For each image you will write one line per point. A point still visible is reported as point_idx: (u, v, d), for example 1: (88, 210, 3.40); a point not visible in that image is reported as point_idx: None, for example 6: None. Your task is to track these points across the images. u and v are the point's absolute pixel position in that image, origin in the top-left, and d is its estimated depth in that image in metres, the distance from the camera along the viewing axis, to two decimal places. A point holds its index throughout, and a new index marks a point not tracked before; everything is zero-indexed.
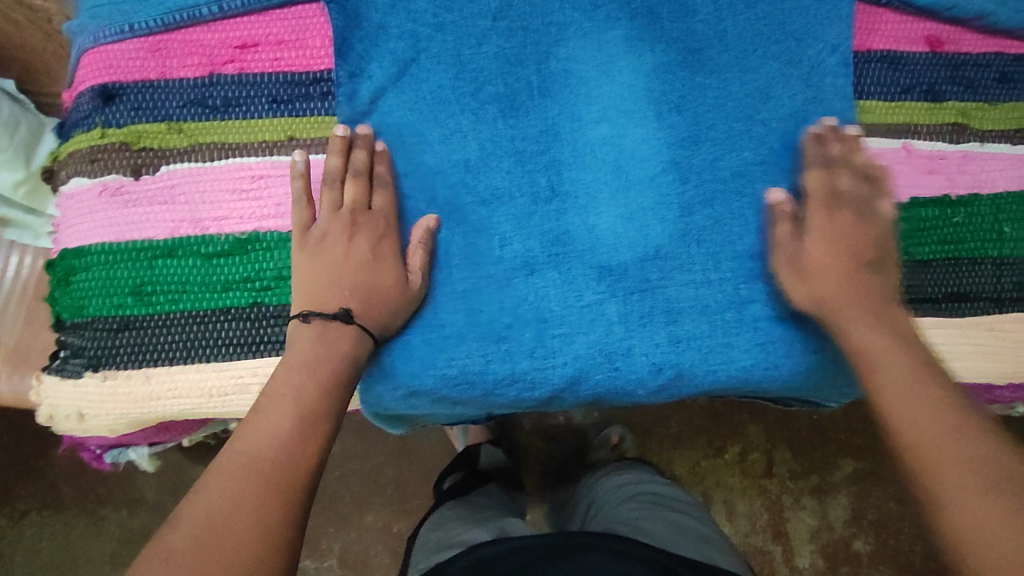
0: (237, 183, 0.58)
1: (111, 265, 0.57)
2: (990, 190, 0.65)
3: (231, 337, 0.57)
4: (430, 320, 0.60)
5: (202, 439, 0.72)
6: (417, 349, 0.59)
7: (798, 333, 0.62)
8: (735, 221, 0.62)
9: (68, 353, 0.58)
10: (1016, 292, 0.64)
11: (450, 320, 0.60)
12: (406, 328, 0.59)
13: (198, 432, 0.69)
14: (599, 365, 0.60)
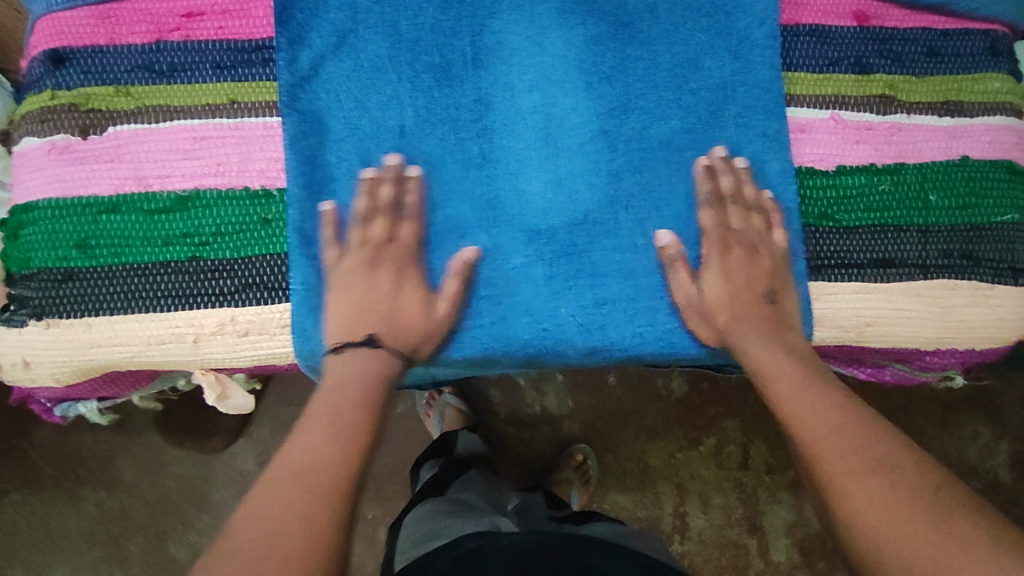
0: (180, 143, 0.60)
1: (56, 219, 0.59)
2: (916, 159, 0.66)
3: (170, 289, 0.59)
4: None
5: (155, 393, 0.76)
6: None
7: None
8: (664, 188, 0.64)
9: (15, 304, 0.60)
10: (941, 259, 0.66)
11: None
12: None
13: (147, 389, 0.71)
14: (526, 325, 0.62)
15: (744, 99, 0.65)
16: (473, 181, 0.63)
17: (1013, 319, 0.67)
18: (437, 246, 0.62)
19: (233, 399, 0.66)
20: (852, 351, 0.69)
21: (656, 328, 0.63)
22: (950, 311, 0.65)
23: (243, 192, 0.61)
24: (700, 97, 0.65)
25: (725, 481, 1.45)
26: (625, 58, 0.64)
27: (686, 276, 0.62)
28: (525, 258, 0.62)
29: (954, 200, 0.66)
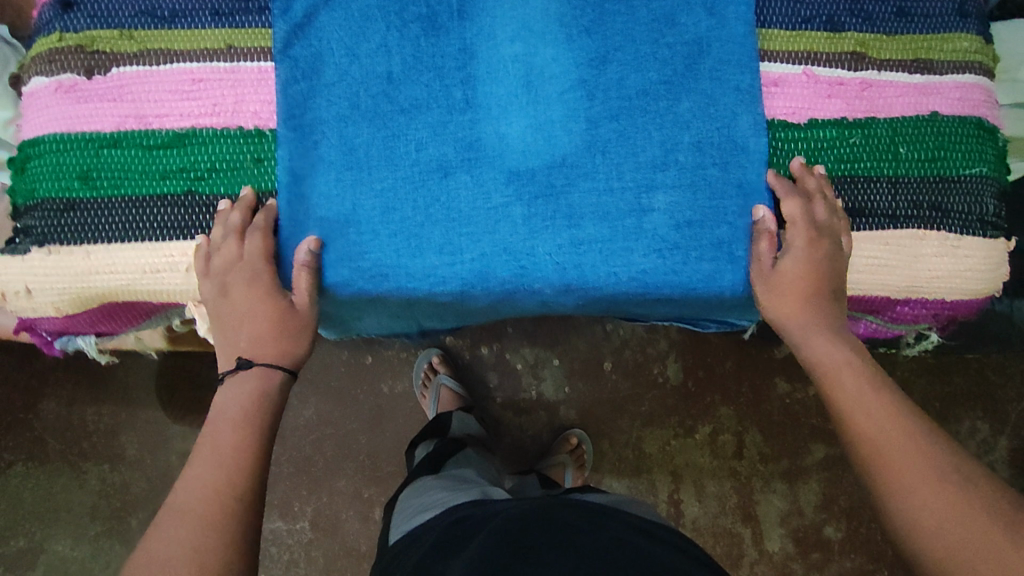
0: (179, 85, 0.64)
1: (61, 152, 0.63)
2: (887, 114, 0.68)
3: (166, 220, 0.63)
4: (349, 217, 0.64)
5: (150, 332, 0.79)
6: (336, 244, 0.64)
7: (694, 243, 0.66)
8: (640, 136, 0.66)
9: (20, 232, 0.64)
10: (911, 210, 0.67)
11: (366, 214, 0.64)
12: (328, 223, 0.64)
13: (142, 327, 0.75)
14: (505, 262, 0.65)
15: (720, 53, 0.68)
16: (456, 125, 0.66)
17: (981, 267, 0.69)
18: (419, 185, 0.65)
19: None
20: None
21: (630, 268, 0.65)
22: (919, 261, 0.68)
23: (237, 131, 0.64)
24: (675, 50, 0.67)
25: (720, 470, 1.53)
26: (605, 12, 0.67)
27: (658, 218, 0.65)
28: (504, 200, 0.65)
29: (924, 152, 0.68)
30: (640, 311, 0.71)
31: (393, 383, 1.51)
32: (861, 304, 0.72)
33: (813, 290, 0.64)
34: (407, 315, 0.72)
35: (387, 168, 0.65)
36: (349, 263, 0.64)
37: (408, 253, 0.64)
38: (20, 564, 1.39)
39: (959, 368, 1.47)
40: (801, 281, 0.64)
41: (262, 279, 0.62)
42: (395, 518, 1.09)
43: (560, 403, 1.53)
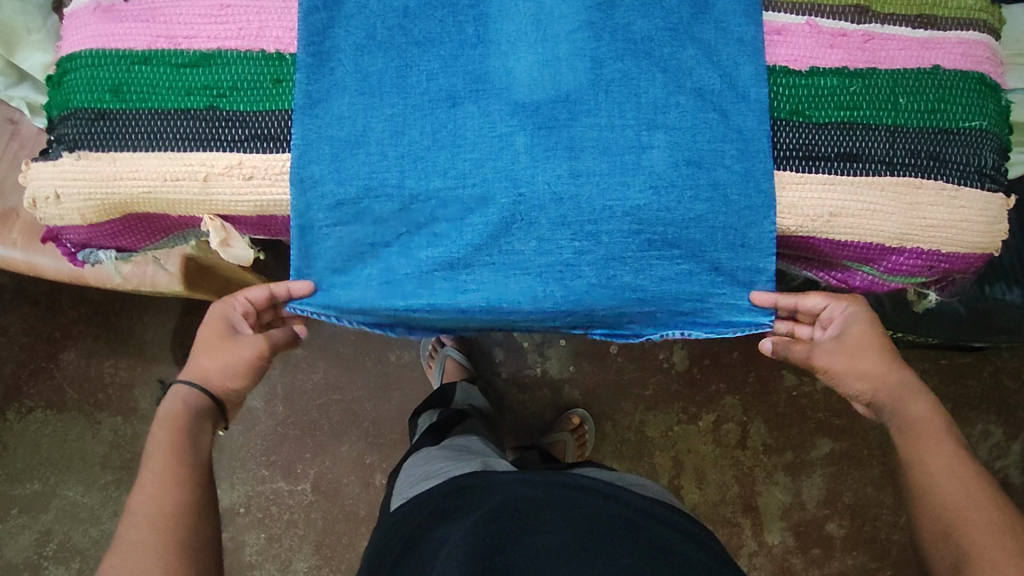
0: (207, 9, 0.67)
1: (95, 66, 0.67)
2: (888, 66, 0.70)
3: (188, 133, 0.66)
4: (360, 139, 0.68)
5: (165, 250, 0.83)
6: (346, 162, 0.67)
7: (691, 183, 0.68)
8: (643, 77, 0.68)
9: (54, 140, 0.68)
10: (908, 159, 0.69)
11: (376, 137, 0.67)
12: (339, 144, 0.67)
13: (159, 241, 0.79)
14: (505, 188, 0.67)
15: (725, 4, 0.70)
16: (466, 58, 0.69)
17: (976, 220, 0.69)
18: (428, 113, 0.68)
19: (234, 250, 0.74)
20: (820, 243, 0.74)
21: (625, 202, 0.68)
22: (914, 208, 0.69)
23: (260, 54, 0.68)
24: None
25: (722, 458, 1.52)
26: None
27: (657, 157, 0.68)
28: (508, 132, 0.68)
29: (923, 104, 0.69)
30: (632, 267, 0.70)
31: (401, 352, 1.53)
32: (855, 252, 0.74)
33: (877, 358, 0.72)
34: (398, 270, 0.71)
35: (398, 95, 0.68)
36: (356, 181, 0.68)
37: (413, 174, 0.67)
38: (32, 508, 1.43)
39: (972, 370, 1.45)
40: (860, 363, 0.72)
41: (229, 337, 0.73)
42: (397, 486, 1.08)
43: (564, 383, 1.54)
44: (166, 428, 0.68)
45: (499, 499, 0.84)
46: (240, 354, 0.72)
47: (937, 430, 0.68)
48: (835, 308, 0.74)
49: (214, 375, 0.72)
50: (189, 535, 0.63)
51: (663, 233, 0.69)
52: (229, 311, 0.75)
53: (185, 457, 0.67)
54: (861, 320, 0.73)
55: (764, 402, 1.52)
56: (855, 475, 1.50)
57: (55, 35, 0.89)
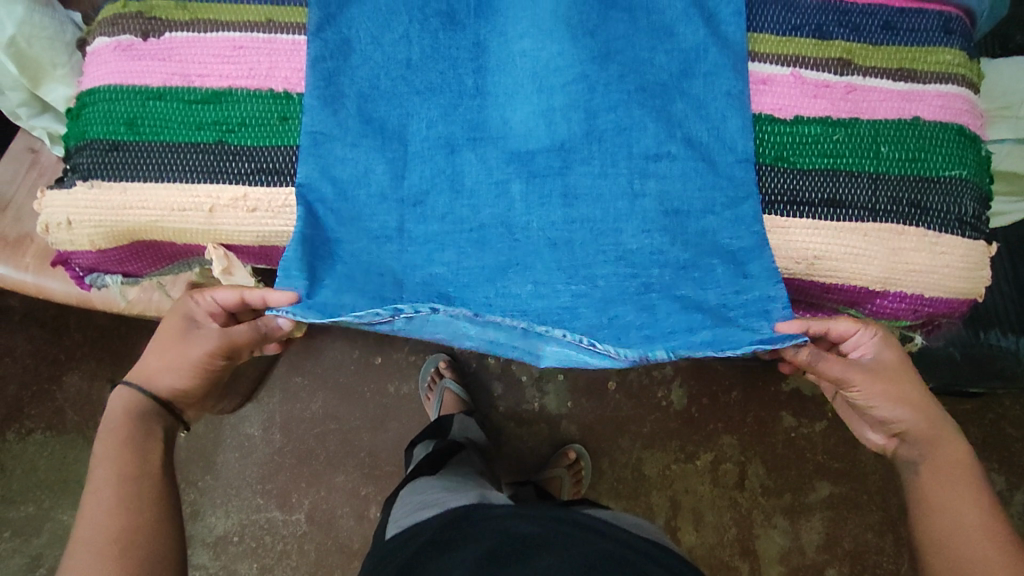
0: (221, 50, 0.71)
1: (112, 101, 0.71)
2: (870, 116, 0.73)
3: (196, 165, 0.69)
4: (362, 181, 0.71)
5: (171, 275, 0.86)
6: (348, 205, 0.71)
7: (680, 228, 0.70)
8: (637, 128, 0.71)
9: (70, 168, 0.71)
10: (890, 205, 0.71)
11: (378, 181, 0.71)
12: (342, 187, 0.70)
13: (165, 268, 0.82)
14: (501, 233, 0.71)
15: (714, 56, 0.72)
16: (466, 106, 0.72)
17: (960, 266, 0.71)
18: (428, 159, 0.71)
19: (237, 277, 0.77)
20: (808, 285, 0.76)
21: (618, 247, 0.70)
22: (896, 253, 0.71)
23: (269, 93, 0.71)
24: (675, 50, 0.73)
25: (720, 499, 1.50)
26: (607, 10, 0.73)
27: (645, 202, 0.70)
28: (505, 177, 0.71)
29: (905, 153, 0.71)
30: (631, 309, 0.71)
31: (400, 384, 1.54)
32: (843, 294, 0.75)
33: (912, 388, 0.72)
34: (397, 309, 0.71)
35: (399, 142, 0.71)
36: (359, 224, 0.71)
37: (412, 218, 0.71)
38: (24, 531, 1.43)
39: (974, 417, 1.44)
40: (900, 397, 0.72)
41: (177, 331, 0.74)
42: (391, 514, 1.08)
43: (561, 418, 1.54)
44: (105, 429, 0.70)
45: (495, 539, 0.83)
46: (193, 354, 0.74)
47: (964, 472, 0.68)
48: (871, 345, 0.72)
49: (162, 373, 0.74)
50: (142, 540, 0.64)
51: (656, 276, 0.71)
52: (192, 309, 0.75)
53: (120, 457, 0.68)
54: (890, 345, 0.72)
55: (764, 443, 1.51)
56: (855, 521, 1.47)
57: (77, 70, 0.94)
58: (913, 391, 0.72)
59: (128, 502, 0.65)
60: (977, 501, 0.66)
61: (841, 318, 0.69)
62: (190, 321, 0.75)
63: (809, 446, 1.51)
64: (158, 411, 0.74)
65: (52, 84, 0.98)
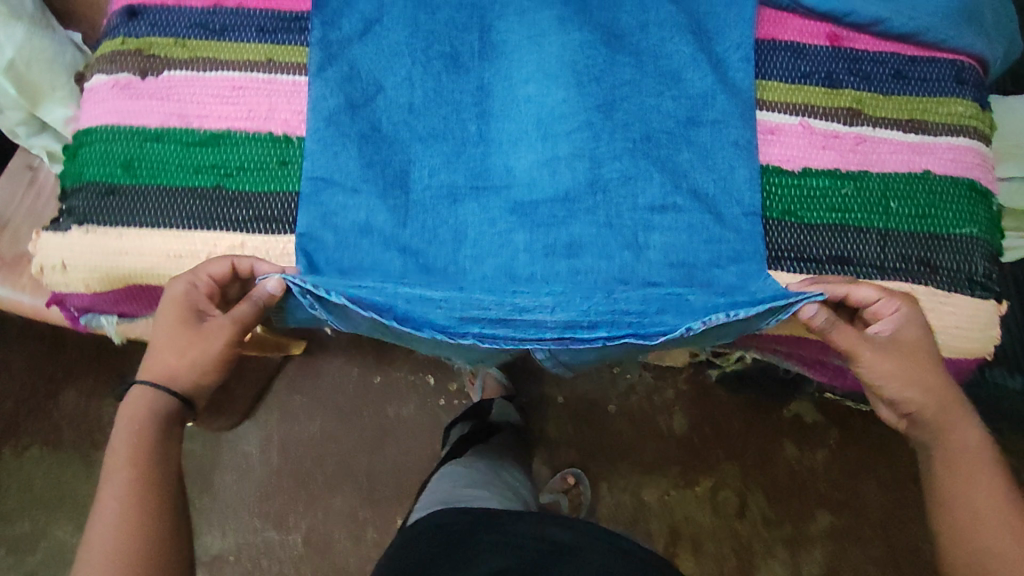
0: (220, 90, 0.71)
1: (109, 143, 0.70)
2: (880, 169, 0.71)
3: (193, 211, 0.68)
4: (364, 229, 0.69)
5: None
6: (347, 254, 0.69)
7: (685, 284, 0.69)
8: (642, 178, 0.69)
9: (64, 211, 0.70)
10: (898, 263, 0.69)
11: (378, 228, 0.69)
12: (342, 234, 0.69)
13: None
14: (503, 284, 0.68)
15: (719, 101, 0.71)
16: (469, 155, 0.71)
17: (966, 326, 0.70)
18: (429, 210, 0.70)
19: None
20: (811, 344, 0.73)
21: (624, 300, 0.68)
22: None
23: (268, 136, 0.70)
24: (680, 95, 0.72)
25: (720, 528, 1.48)
26: (611, 55, 0.72)
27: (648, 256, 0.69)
28: (508, 228, 0.69)
29: (914, 209, 0.70)
30: None
31: (399, 407, 1.51)
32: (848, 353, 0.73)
33: (918, 353, 0.67)
34: None
35: (400, 189, 0.70)
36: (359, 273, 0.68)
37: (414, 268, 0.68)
38: (19, 547, 1.42)
39: None
40: (909, 366, 0.67)
41: (180, 323, 0.65)
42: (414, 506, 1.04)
43: (561, 444, 1.52)
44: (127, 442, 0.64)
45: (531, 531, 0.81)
46: (205, 349, 0.66)
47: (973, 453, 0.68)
48: (880, 310, 0.67)
49: (181, 374, 0.67)
50: None
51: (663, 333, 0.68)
52: (192, 295, 0.66)
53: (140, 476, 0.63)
54: (916, 322, 0.67)
55: (765, 471, 1.50)
56: (856, 552, 1.46)
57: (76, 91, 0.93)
58: (916, 354, 0.67)
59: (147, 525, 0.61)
60: (995, 487, 0.66)
61: (861, 283, 0.67)
62: (192, 308, 0.66)
63: (811, 474, 1.49)
64: (174, 424, 0.67)
65: (51, 106, 0.97)
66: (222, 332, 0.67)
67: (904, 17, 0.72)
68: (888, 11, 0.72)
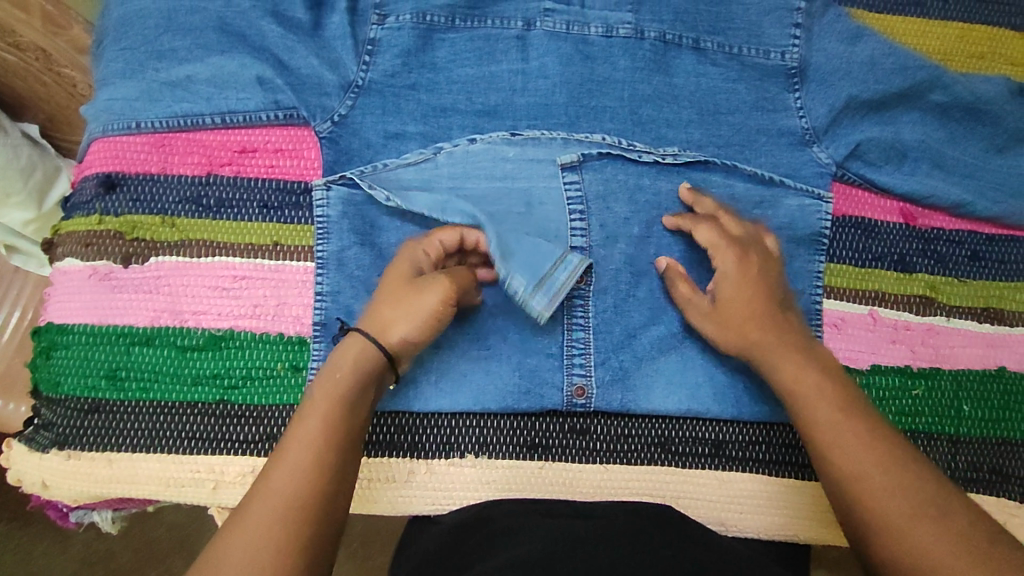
0: (219, 281, 0.62)
1: (89, 346, 0.61)
2: (952, 365, 0.66)
3: (195, 431, 0.60)
4: (405, 428, 0.62)
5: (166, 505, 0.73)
6: (396, 439, 0.62)
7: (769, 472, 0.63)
8: (704, 389, 0.62)
9: (40, 423, 0.61)
10: (968, 472, 0.64)
11: (422, 432, 0.62)
12: (384, 436, 0.62)
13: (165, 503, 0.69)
14: (569, 487, 0.62)
15: None
16: (501, 355, 0.62)
17: None
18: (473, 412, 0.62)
19: None
20: None
21: (701, 490, 0.62)
22: None
23: (278, 337, 0.61)
24: None
25: None
26: (665, 246, 0.63)
27: (707, 468, 0.63)
28: (571, 414, 0.63)
29: (987, 411, 0.65)
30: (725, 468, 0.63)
31: None
32: None
33: (859, 407, 0.51)
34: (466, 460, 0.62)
35: (433, 395, 0.61)
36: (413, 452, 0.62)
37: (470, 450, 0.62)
38: None
39: None
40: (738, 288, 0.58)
41: (400, 287, 0.55)
42: None
43: None
44: (311, 436, 0.48)
45: None
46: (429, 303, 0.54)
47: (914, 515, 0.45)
48: (795, 372, 0.54)
49: (394, 326, 0.54)
50: None
51: (747, 521, 0.62)
52: (419, 255, 0.58)
53: (307, 499, 0.45)
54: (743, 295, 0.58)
55: None
56: None
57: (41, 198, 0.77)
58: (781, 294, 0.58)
59: (302, 540, 0.44)
60: None
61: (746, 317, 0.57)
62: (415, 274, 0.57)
63: None
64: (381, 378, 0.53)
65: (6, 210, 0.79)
66: (442, 290, 0.54)
67: (989, 200, 0.66)
68: (972, 195, 0.66)
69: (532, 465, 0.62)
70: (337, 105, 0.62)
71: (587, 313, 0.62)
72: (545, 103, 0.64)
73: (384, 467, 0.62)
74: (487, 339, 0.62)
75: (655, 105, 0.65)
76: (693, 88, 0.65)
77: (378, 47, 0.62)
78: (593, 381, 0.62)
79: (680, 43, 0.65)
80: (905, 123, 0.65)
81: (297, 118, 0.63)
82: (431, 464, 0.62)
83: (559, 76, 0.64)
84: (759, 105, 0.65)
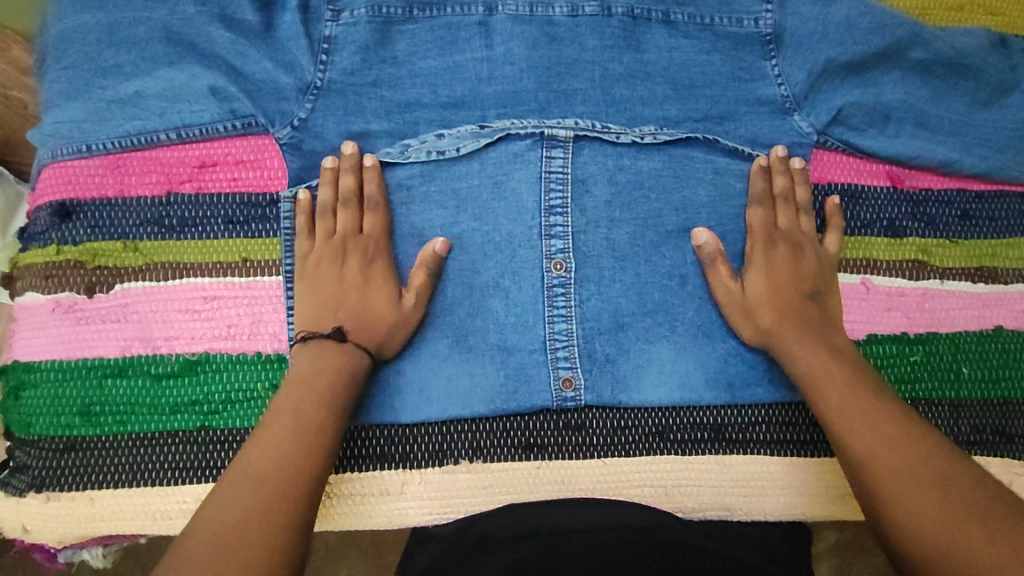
0: (190, 303, 0.59)
1: (59, 382, 0.58)
2: (948, 328, 0.65)
3: (178, 462, 0.58)
4: (395, 438, 0.60)
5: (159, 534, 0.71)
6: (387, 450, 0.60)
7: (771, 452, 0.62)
8: (699, 374, 0.61)
9: (15, 467, 0.59)
10: (972, 435, 0.63)
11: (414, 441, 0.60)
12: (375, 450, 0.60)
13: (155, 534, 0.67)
14: (568, 486, 0.60)
15: None
16: (487, 356, 0.60)
17: None
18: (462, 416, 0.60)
19: None
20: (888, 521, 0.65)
21: (703, 476, 0.61)
22: None
23: (256, 357, 0.59)
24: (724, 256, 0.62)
25: None
26: (649, 230, 0.61)
27: (707, 455, 0.61)
28: (563, 409, 0.61)
29: (987, 372, 0.64)
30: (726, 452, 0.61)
31: None
32: None
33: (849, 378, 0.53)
34: (460, 467, 0.60)
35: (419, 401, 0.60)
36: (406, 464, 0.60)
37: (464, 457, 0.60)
38: None
39: None
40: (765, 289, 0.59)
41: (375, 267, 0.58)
42: None
43: None
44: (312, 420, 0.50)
45: None
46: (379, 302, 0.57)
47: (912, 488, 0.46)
48: (811, 358, 0.55)
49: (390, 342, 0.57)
50: None
51: (752, 505, 0.61)
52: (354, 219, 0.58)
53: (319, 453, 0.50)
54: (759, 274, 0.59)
55: None
56: None
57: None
58: (806, 284, 0.59)
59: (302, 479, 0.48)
60: None
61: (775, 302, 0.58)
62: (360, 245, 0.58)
63: None
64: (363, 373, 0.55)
65: None
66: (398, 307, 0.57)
67: (975, 156, 0.64)
68: (958, 152, 0.64)
69: (529, 466, 0.60)
70: (297, 109, 0.59)
71: (569, 301, 0.60)
72: (514, 90, 0.61)
73: (377, 481, 0.60)
74: (470, 341, 0.60)
75: (629, 83, 0.62)
76: (667, 62, 0.62)
77: (335, 45, 0.59)
78: (580, 373, 0.60)
79: (649, 17, 0.62)
80: (886, 83, 0.63)
81: (255, 126, 0.60)
82: (424, 474, 0.60)
83: (526, 60, 0.61)
84: (735, 76, 0.62)
